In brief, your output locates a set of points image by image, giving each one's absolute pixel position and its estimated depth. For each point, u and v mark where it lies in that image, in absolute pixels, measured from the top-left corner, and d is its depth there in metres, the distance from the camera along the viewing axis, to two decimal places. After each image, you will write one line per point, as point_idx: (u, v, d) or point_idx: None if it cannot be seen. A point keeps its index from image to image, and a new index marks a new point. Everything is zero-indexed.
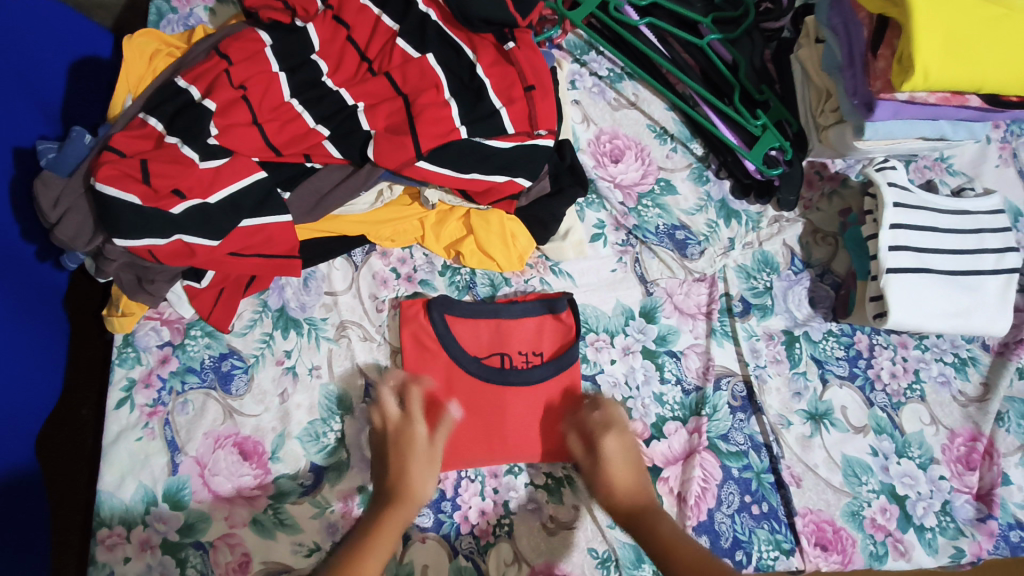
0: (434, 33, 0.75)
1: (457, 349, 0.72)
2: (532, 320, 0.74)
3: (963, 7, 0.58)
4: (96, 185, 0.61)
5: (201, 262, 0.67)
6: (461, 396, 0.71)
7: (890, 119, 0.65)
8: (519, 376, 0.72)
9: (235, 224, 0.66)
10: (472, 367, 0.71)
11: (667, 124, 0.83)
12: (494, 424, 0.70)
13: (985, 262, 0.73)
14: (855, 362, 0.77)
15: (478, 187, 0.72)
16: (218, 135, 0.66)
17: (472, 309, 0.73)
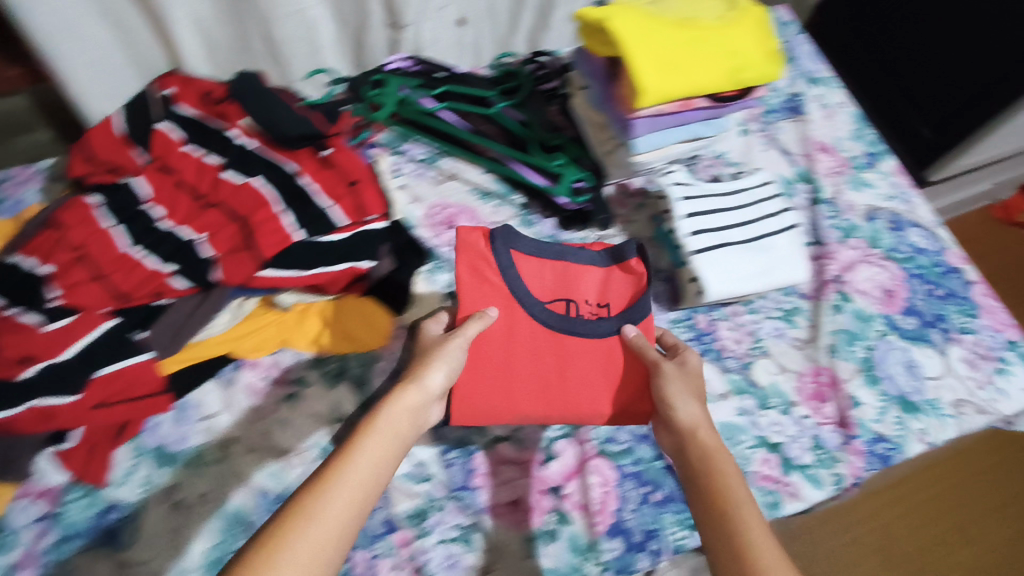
0: (256, 158, 0.82)
1: (524, 288, 0.74)
2: (599, 269, 0.79)
3: (661, 40, 0.72)
4: None
5: (66, 422, 0.69)
6: (525, 339, 0.73)
7: (649, 132, 0.78)
8: (584, 325, 0.76)
9: (91, 376, 0.69)
10: (537, 310, 0.74)
11: (488, 184, 0.93)
12: (553, 372, 0.74)
13: (771, 225, 0.85)
14: (701, 339, 0.86)
15: (324, 279, 0.78)
16: (63, 295, 0.72)
17: (538, 250, 0.77)
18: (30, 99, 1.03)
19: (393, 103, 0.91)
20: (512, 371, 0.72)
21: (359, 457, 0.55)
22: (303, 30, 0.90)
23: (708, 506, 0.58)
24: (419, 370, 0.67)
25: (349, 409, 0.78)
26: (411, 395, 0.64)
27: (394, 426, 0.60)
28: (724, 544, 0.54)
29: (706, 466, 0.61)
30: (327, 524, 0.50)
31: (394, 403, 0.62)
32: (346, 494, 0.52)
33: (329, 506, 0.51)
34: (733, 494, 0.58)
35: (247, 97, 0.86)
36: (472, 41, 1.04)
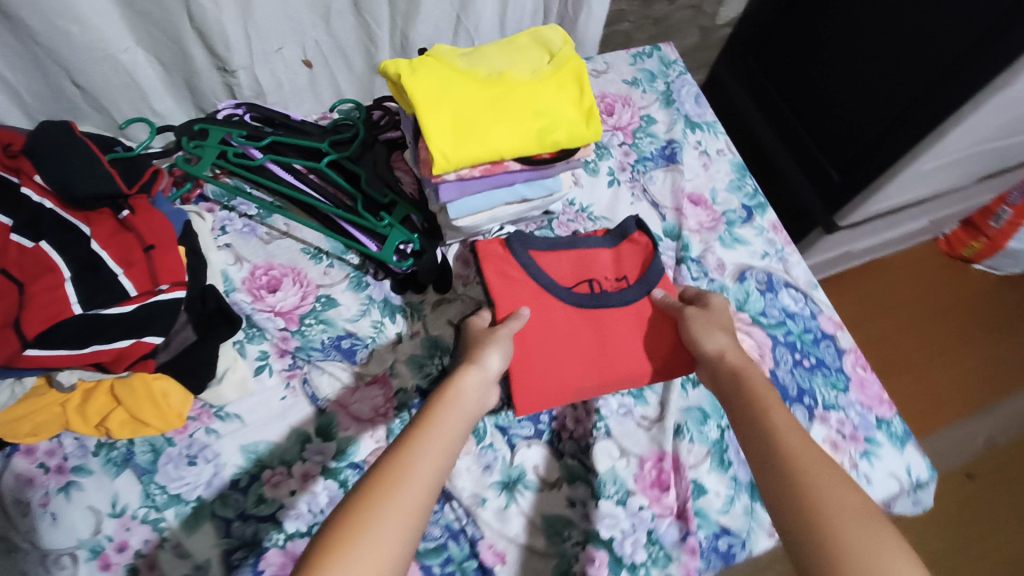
0: (51, 220, 0.75)
1: (547, 278, 0.78)
2: (607, 252, 0.84)
3: (460, 99, 0.66)
4: None
5: None
6: (559, 319, 0.76)
7: (460, 197, 0.70)
8: (612, 297, 0.79)
9: None
10: (565, 293, 0.78)
11: (321, 242, 0.86)
12: (595, 347, 0.76)
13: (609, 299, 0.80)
14: (537, 419, 0.79)
15: (106, 357, 0.70)
16: None
17: (550, 244, 0.82)
18: None
19: (212, 155, 0.83)
20: (558, 347, 0.75)
21: (424, 437, 0.53)
22: (118, 77, 0.83)
23: (769, 463, 0.53)
24: (477, 354, 0.67)
25: (129, 501, 0.71)
26: (468, 380, 0.63)
27: (456, 407, 0.59)
28: (785, 495, 0.49)
29: (757, 429, 0.57)
30: (405, 496, 0.47)
31: (445, 392, 0.61)
32: (415, 470, 0.50)
33: (402, 482, 0.48)
34: (792, 437, 0.54)
35: (45, 146, 0.76)
36: (323, 81, 0.98)
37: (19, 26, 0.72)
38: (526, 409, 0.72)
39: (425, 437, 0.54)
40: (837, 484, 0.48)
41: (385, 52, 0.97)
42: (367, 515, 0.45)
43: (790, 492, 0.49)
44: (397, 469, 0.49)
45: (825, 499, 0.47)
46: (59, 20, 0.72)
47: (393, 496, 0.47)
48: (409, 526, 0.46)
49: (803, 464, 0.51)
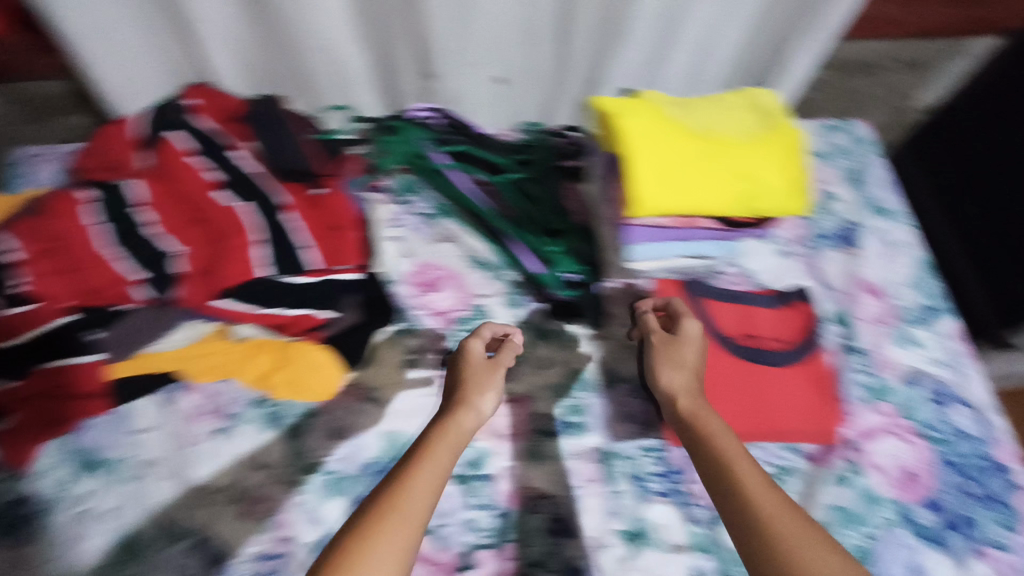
0: (251, 185, 0.80)
1: (718, 324, 0.82)
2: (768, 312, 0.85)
3: (673, 146, 0.66)
4: None
5: (6, 402, 0.72)
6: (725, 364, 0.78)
7: (646, 241, 0.71)
8: (777, 355, 0.80)
9: (32, 366, 0.71)
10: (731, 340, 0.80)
11: (485, 253, 0.87)
12: (755, 395, 0.76)
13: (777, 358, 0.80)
14: (671, 478, 0.76)
15: (278, 320, 0.77)
16: (31, 283, 0.71)
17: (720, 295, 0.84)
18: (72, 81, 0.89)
19: (399, 152, 0.90)
20: (719, 381, 0.78)
21: (411, 475, 0.57)
22: (332, 66, 0.90)
23: (732, 512, 0.54)
24: (469, 394, 0.69)
25: (273, 458, 0.74)
26: (461, 417, 0.66)
27: (450, 442, 0.62)
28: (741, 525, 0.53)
29: (719, 476, 0.58)
30: (397, 536, 0.51)
31: (447, 422, 0.65)
32: (405, 509, 0.54)
33: (398, 523, 0.52)
34: (755, 486, 0.56)
35: (262, 119, 0.87)
36: (509, 99, 1.00)
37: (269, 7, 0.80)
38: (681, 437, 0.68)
39: (414, 475, 0.57)
40: (801, 533, 0.51)
41: (578, 82, 0.99)
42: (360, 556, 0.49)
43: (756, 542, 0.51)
44: (393, 508, 0.53)
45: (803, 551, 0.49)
46: (299, 6, 0.80)
47: (385, 533, 0.51)
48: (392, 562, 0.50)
49: (768, 510, 0.53)
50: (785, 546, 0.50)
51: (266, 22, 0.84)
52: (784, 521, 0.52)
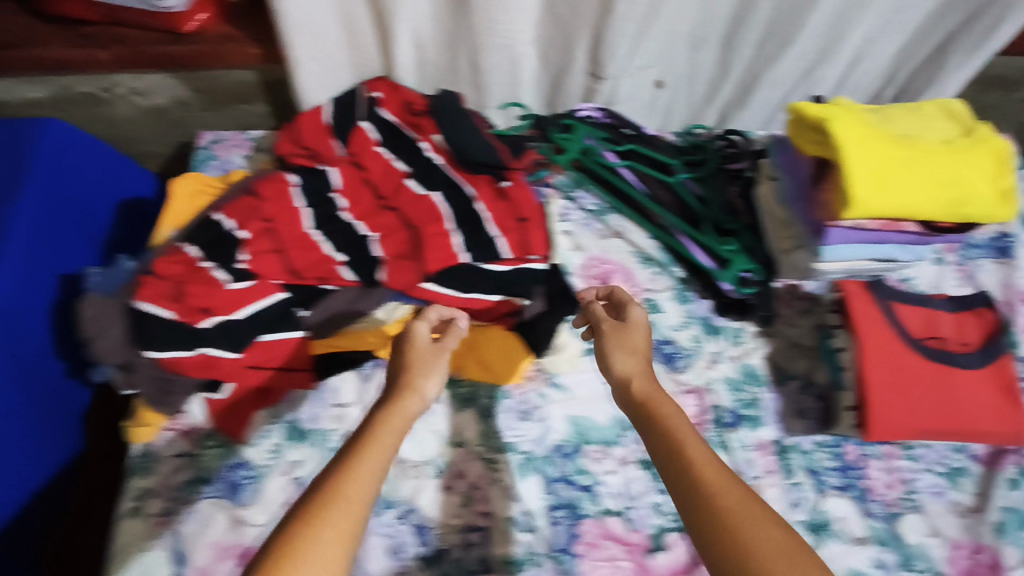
0: (441, 175, 0.84)
1: (903, 325, 0.75)
2: (951, 315, 0.78)
3: (889, 150, 0.68)
4: (136, 304, 0.70)
5: (223, 374, 0.73)
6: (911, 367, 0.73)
7: (842, 243, 0.74)
8: (964, 359, 0.75)
9: (254, 338, 0.74)
10: (917, 345, 0.75)
11: (651, 249, 0.90)
12: (945, 399, 0.72)
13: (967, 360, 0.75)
14: (846, 472, 0.78)
15: (478, 305, 0.78)
16: (249, 260, 0.76)
17: (904, 295, 0.78)
18: (259, 74, 0.92)
19: (576, 150, 0.91)
20: (908, 386, 0.72)
21: (359, 462, 0.51)
22: (506, 67, 0.92)
23: (695, 506, 0.49)
24: (413, 375, 0.60)
25: (467, 436, 0.78)
26: (408, 404, 0.57)
27: (391, 431, 0.54)
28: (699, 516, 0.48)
29: (677, 466, 0.52)
30: (338, 529, 0.46)
31: (391, 408, 0.56)
32: (346, 504, 0.48)
33: (329, 526, 0.46)
34: (717, 481, 0.50)
35: (441, 108, 0.88)
36: (661, 102, 1.03)
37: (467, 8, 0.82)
38: (879, 435, 0.71)
39: (361, 463, 0.51)
40: (763, 524, 0.47)
41: (731, 87, 1.01)
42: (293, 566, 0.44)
43: (725, 540, 0.46)
44: (338, 497, 0.48)
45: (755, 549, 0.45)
46: (495, 8, 0.82)
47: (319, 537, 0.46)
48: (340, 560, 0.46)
49: (730, 506, 0.48)
50: (748, 547, 0.45)
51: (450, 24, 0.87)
52: (745, 513, 0.47)
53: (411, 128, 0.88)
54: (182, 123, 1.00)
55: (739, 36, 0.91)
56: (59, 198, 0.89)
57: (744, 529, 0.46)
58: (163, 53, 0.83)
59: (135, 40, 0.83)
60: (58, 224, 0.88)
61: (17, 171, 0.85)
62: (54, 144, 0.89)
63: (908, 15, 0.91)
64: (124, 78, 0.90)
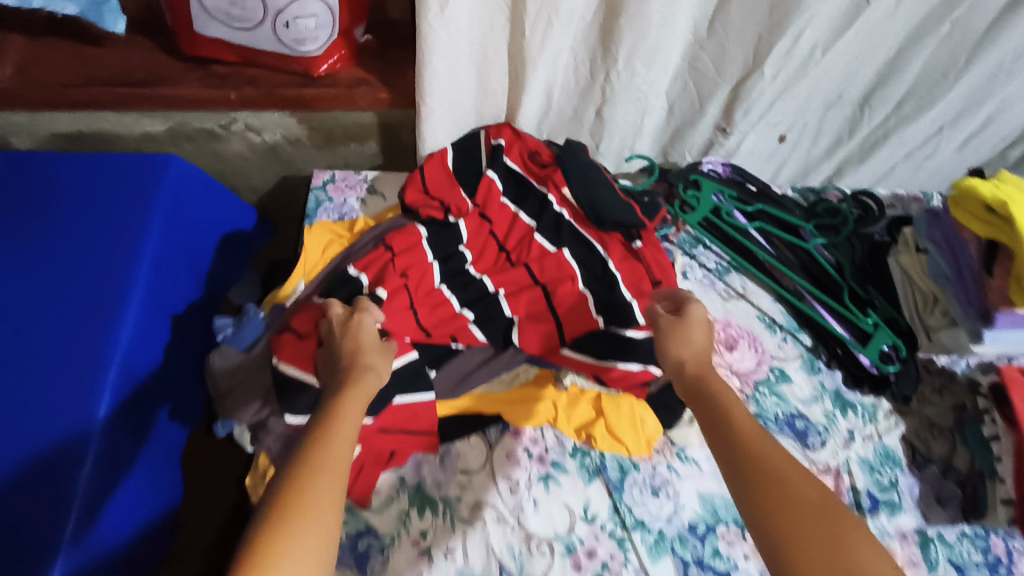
0: (569, 232, 0.82)
1: None
2: None
3: None
4: (278, 365, 0.68)
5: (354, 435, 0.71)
6: None
7: (1009, 329, 0.71)
8: None
9: (389, 399, 0.72)
10: None
11: (775, 314, 0.87)
12: None
13: None
14: (996, 569, 0.73)
15: (613, 373, 0.74)
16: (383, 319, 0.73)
17: None
18: (378, 116, 0.90)
19: (706, 209, 0.88)
20: None
21: (337, 430, 0.51)
22: (632, 118, 0.89)
23: (740, 462, 0.51)
24: (365, 356, 0.61)
25: (598, 510, 0.73)
26: (369, 377, 0.59)
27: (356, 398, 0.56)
28: (747, 475, 0.50)
29: (725, 432, 0.54)
30: (327, 490, 0.46)
31: (351, 381, 0.58)
32: (332, 465, 0.48)
33: (327, 470, 0.47)
34: (758, 442, 0.52)
35: (569, 158, 0.84)
36: (779, 157, 0.99)
37: (608, 60, 0.80)
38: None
39: (337, 436, 0.51)
40: (806, 482, 0.49)
41: (854, 145, 0.98)
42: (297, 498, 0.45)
43: (757, 476, 0.50)
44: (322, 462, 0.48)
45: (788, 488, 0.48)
46: (638, 62, 0.79)
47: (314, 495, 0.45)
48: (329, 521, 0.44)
49: (775, 462, 0.50)
50: (792, 497, 0.48)
51: (583, 73, 0.84)
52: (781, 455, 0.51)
53: (537, 180, 0.85)
54: (290, 161, 0.99)
55: (878, 95, 0.88)
56: (175, 236, 0.87)
57: (776, 468, 0.50)
58: (294, 94, 0.82)
59: (268, 82, 0.82)
60: (172, 263, 0.86)
61: (141, 209, 0.84)
62: (175, 181, 0.87)
63: None
64: (244, 114, 0.88)
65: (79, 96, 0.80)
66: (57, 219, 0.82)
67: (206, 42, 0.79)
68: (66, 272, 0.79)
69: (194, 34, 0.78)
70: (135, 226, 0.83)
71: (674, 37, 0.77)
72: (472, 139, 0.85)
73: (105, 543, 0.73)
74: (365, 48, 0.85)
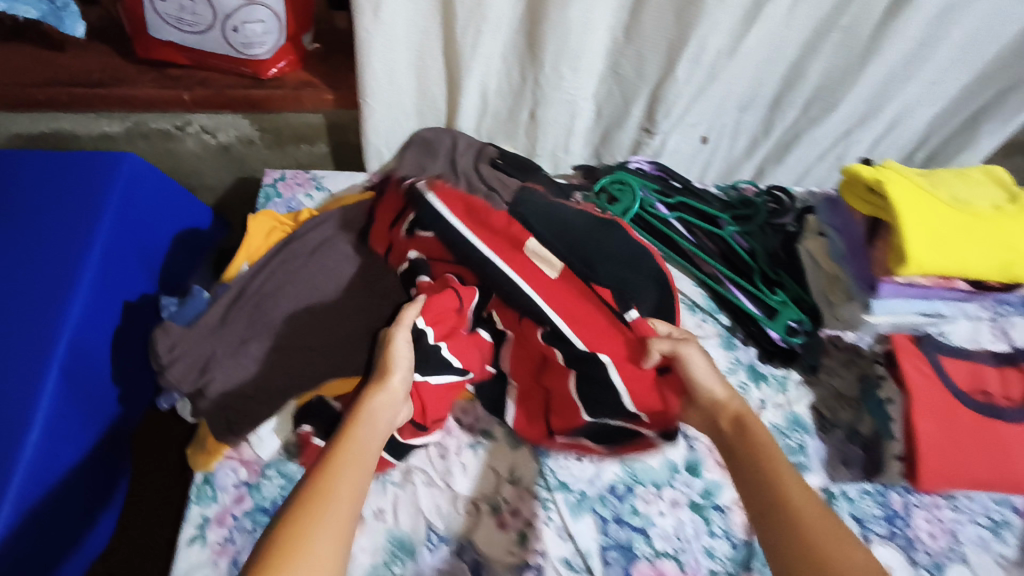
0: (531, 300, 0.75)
1: (955, 383, 0.77)
2: (994, 369, 0.80)
3: (941, 214, 0.71)
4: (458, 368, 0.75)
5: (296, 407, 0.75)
6: (965, 426, 0.74)
7: (894, 297, 0.77)
8: (1010, 413, 0.76)
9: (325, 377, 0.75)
10: (968, 400, 0.76)
11: (697, 296, 0.94)
12: (996, 453, 0.73)
13: (1007, 411, 0.76)
14: (893, 521, 0.79)
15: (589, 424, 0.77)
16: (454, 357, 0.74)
17: (951, 350, 0.80)
18: (326, 118, 0.97)
19: (631, 199, 0.93)
20: (958, 440, 0.73)
21: (341, 452, 0.58)
22: (563, 120, 0.97)
23: (782, 535, 0.55)
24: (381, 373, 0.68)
25: (523, 474, 0.80)
26: (382, 396, 0.66)
27: (372, 420, 0.64)
28: (790, 542, 0.54)
29: (766, 504, 0.58)
30: (335, 508, 0.53)
31: (359, 405, 0.65)
32: (340, 483, 0.55)
33: (339, 485, 0.55)
34: (801, 510, 0.56)
35: (535, 216, 0.79)
36: (703, 156, 1.07)
37: (535, 64, 0.87)
38: (928, 485, 0.73)
39: (344, 457, 0.58)
40: (836, 539, 0.54)
41: (770, 144, 1.06)
42: (316, 504, 0.53)
43: (800, 549, 0.53)
44: (322, 489, 0.54)
45: (833, 559, 0.52)
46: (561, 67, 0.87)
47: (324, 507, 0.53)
48: (339, 532, 0.52)
49: (815, 523, 0.55)
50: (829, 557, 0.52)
51: (514, 77, 0.91)
52: (816, 506, 0.57)
53: (490, 240, 0.77)
54: (244, 161, 1.05)
55: (785, 98, 0.96)
56: (130, 229, 0.92)
57: (808, 521, 0.55)
58: (243, 94, 0.89)
59: (218, 84, 0.89)
60: (125, 253, 0.91)
61: (96, 202, 0.89)
62: (129, 177, 0.93)
63: (949, 87, 0.94)
64: (198, 116, 0.95)
65: (39, 96, 0.86)
66: (17, 210, 0.88)
67: (160, 45, 0.86)
68: (18, 254, 0.83)
69: (147, 36, 0.84)
70: (91, 216, 0.88)
71: (593, 42, 0.84)
72: (414, 196, 0.81)
73: (48, 513, 0.76)
74: (313, 54, 0.92)
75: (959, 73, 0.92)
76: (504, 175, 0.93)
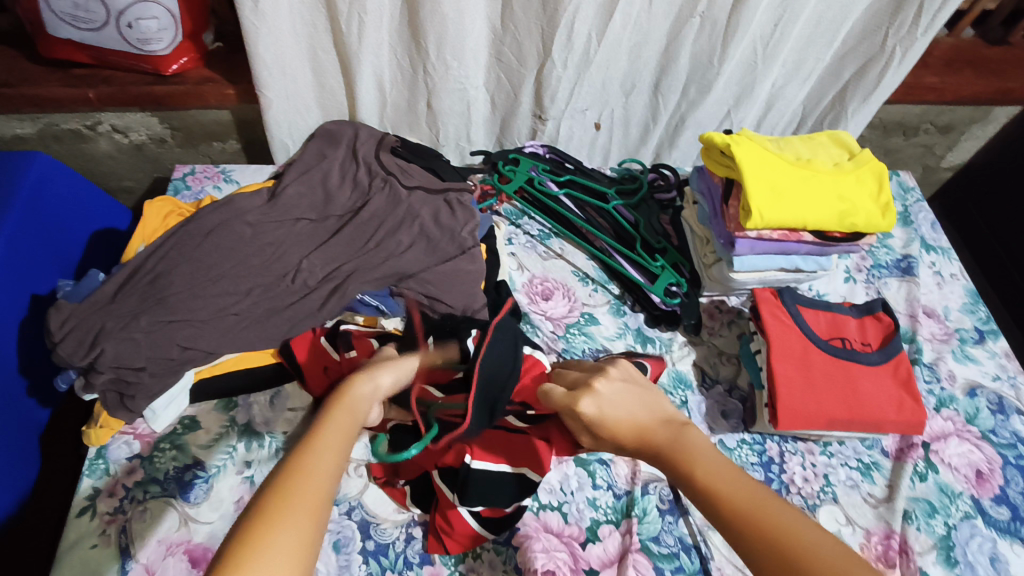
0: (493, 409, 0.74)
1: (812, 330, 0.83)
2: (853, 321, 0.87)
3: (781, 172, 0.78)
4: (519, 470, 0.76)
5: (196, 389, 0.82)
6: (820, 365, 0.80)
7: (750, 252, 0.83)
8: (864, 356, 0.83)
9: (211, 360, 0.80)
10: (824, 344, 0.82)
11: (588, 269, 0.99)
12: (848, 390, 0.79)
13: (860, 354, 0.82)
14: (769, 468, 0.83)
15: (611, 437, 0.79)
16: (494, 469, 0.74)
17: (811, 302, 0.87)
18: (233, 114, 1.02)
19: (521, 179, 1.01)
20: (813, 380, 0.79)
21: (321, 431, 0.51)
22: (459, 109, 1.02)
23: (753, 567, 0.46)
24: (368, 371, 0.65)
25: None
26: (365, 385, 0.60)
27: (354, 405, 0.57)
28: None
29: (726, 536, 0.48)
30: (313, 485, 0.45)
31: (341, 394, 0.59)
32: (321, 462, 0.48)
33: (315, 466, 0.47)
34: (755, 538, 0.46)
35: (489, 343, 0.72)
36: (599, 143, 1.14)
37: (421, 54, 0.93)
38: (786, 426, 0.76)
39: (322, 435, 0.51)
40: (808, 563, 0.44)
41: (661, 130, 1.12)
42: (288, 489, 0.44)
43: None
44: (303, 465, 0.47)
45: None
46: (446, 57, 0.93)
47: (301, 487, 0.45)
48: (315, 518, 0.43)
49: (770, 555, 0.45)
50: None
51: (406, 67, 0.97)
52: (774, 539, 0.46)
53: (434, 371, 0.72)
54: (157, 159, 1.09)
55: (663, 82, 1.03)
56: (42, 220, 0.94)
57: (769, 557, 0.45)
58: (146, 89, 0.93)
59: (122, 81, 0.93)
60: (33, 249, 0.91)
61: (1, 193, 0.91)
62: (38, 176, 0.95)
63: (813, 66, 1.02)
64: (107, 116, 0.99)
65: None
66: None
67: (60, 43, 0.90)
68: None
69: (47, 35, 0.88)
70: None
71: (472, 30, 0.90)
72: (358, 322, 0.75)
73: None
74: (215, 53, 0.98)
75: (818, 53, 1.00)
76: (402, 161, 0.97)
